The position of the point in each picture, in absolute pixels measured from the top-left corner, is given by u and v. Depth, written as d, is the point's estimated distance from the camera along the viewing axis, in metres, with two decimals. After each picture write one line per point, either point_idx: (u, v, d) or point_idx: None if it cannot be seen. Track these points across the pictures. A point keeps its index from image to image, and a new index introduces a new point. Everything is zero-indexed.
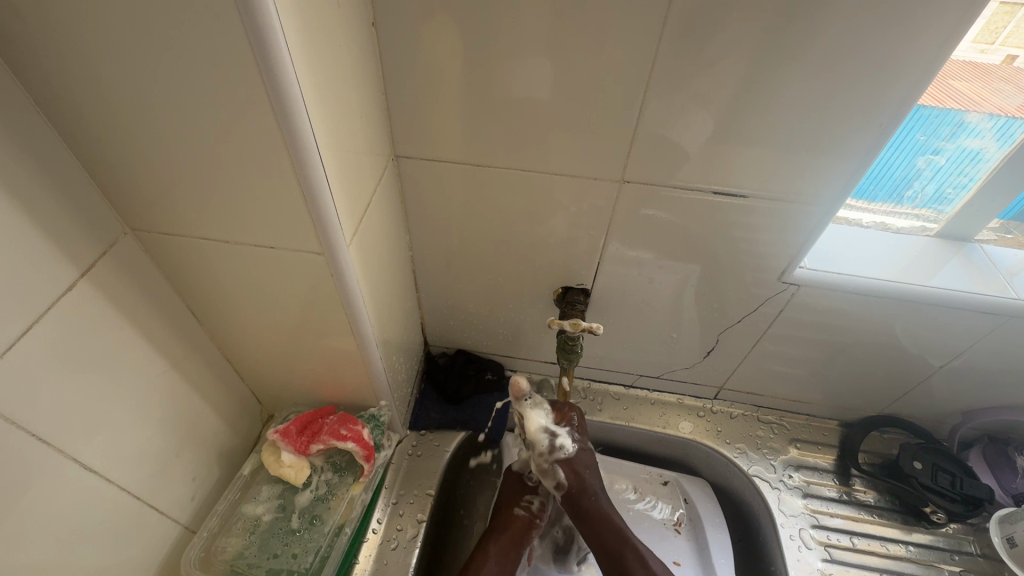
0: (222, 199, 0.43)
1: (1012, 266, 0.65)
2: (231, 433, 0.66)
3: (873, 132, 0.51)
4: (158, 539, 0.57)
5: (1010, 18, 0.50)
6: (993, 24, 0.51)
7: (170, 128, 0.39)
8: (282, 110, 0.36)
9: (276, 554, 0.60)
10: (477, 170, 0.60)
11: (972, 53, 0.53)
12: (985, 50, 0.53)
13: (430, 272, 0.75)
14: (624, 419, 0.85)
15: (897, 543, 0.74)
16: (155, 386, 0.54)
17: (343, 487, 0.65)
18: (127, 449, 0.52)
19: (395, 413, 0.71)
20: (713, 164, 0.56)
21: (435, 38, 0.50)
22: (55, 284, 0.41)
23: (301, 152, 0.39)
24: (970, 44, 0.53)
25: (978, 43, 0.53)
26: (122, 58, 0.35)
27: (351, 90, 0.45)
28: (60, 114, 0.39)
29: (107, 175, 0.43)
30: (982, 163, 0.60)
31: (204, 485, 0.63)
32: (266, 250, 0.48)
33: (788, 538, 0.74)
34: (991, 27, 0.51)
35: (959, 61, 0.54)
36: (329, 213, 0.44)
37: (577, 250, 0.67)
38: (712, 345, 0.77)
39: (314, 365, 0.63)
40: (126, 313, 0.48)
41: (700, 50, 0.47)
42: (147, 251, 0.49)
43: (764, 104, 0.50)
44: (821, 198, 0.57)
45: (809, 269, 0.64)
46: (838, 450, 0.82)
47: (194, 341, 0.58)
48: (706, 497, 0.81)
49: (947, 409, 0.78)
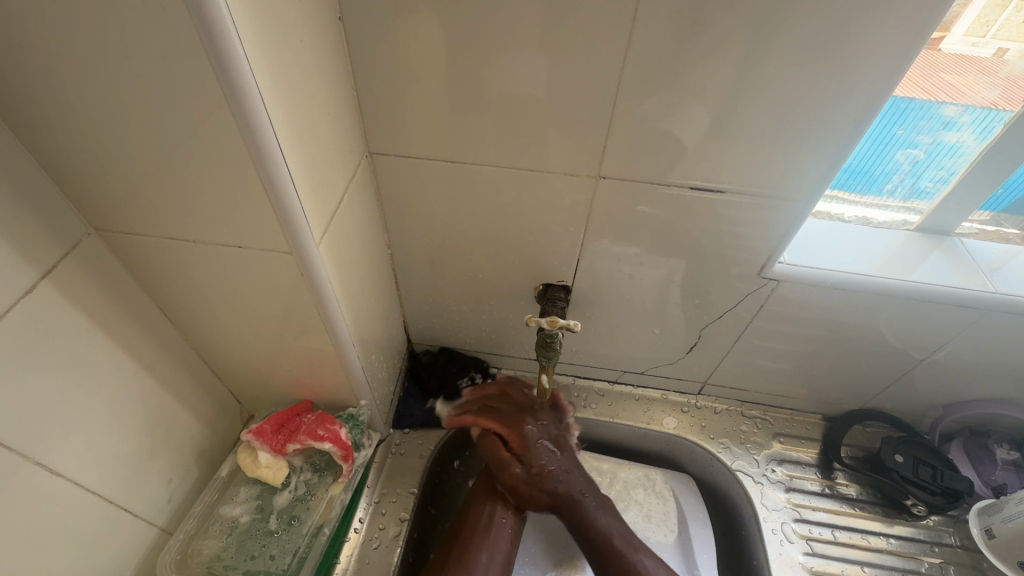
0: (188, 199, 0.43)
1: (992, 261, 0.65)
2: (208, 434, 0.66)
3: (849, 125, 0.50)
4: (134, 542, 0.56)
5: (1001, 10, 0.51)
6: (986, 17, 0.52)
7: (129, 126, 0.38)
8: (242, 106, 0.36)
9: (254, 555, 0.59)
10: (454, 166, 0.59)
11: (963, 47, 0.54)
12: (976, 43, 0.53)
13: (411, 269, 0.74)
14: (609, 415, 0.86)
15: (879, 535, 0.75)
16: (126, 389, 0.53)
17: (322, 487, 0.64)
18: (99, 453, 0.51)
19: (376, 411, 0.70)
20: (690, 159, 0.55)
21: (405, 33, 0.49)
22: (14, 287, 0.40)
23: (263, 150, 0.38)
24: (962, 37, 0.53)
25: (969, 36, 0.53)
26: (75, 55, 0.34)
27: (317, 86, 0.44)
28: (13, 111, 0.37)
29: (65, 173, 0.42)
30: (961, 156, 0.60)
31: (181, 488, 0.62)
32: (234, 249, 0.47)
33: (770, 531, 0.74)
34: (983, 20, 0.52)
35: (952, 54, 0.54)
36: (297, 212, 0.43)
37: (557, 246, 0.67)
38: (695, 340, 0.77)
39: (290, 364, 0.62)
40: (92, 315, 0.48)
41: (674, 44, 0.47)
42: (114, 252, 0.48)
43: (740, 98, 0.50)
44: (798, 191, 0.56)
45: (788, 264, 0.64)
46: (821, 443, 0.82)
47: (167, 342, 0.57)
48: (690, 493, 0.81)
49: (928, 402, 0.78)
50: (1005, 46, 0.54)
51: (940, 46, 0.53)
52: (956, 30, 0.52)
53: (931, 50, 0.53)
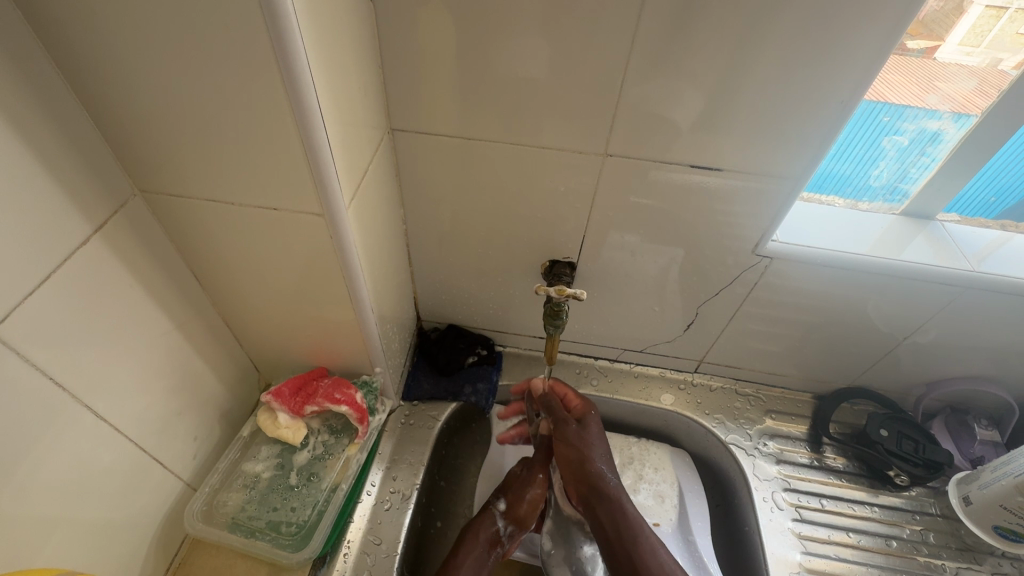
0: (230, 163, 0.46)
1: (980, 250, 0.68)
2: (230, 397, 0.69)
3: (835, 109, 0.54)
4: (162, 494, 0.59)
5: (994, 22, 0.55)
6: (979, 28, 0.55)
7: (182, 88, 0.41)
8: (287, 75, 0.39)
9: (276, 507, 0.63)
10: (470, 144, 0.63)
11: (956, 57, 0.57)
12: (971, 53, 0.57)
13: (423, 245, 0.77)
14: (609, 391, 0.89)
15: (864, 504, 0.78)
16: (159, 347, 0.56)
17: (339, 447, 0.68)
18: (134, 405, 0.54)
19: (389, 379, 0.73)
20: (693, 142, 0.59)
21: (430, 15, 0.53)
22: (68, 240, 0.44)
23: (304, 118, 0.42)
24: (958, 47, 0.57)
25: (964, 46, 0.56)
26: (137, 21, 0.37)
27: (351, 61, 0.48)
28: (75, 75, 0.41)
29: (117, 136, 0.45)
30: (942, 143, 0.64)
31: (204, 446, 0.65)
32: (267, 212, 0.50)
33: (761, 500, 0.78)
34: (977, 30, 0.55)
35: (946, 63, 0.58)
36: (331, 177, 0.46)
37: (565, 223, 0.70)
38: (693, 318, 0.81)
39: (311, 331, 0.66)
40: (133, 272, 0.51)
41: (681, 30, 0.50)
42: (153, 214, 0.52)
43: (740, 82, 0.53)
44: (793, 172, 0.60)
45: (781, 242, 0.68)
46: (811, 420, 0.86)
47: (196, 305, 0.60)
48: (685, 466, 0.85)
49: (913, 381, 0.82)
50: (1000, 58, 0.57)
51: (936, 54, 0.57)
52: (951, 39, 0.56)
53: (925, 58, 0.57)
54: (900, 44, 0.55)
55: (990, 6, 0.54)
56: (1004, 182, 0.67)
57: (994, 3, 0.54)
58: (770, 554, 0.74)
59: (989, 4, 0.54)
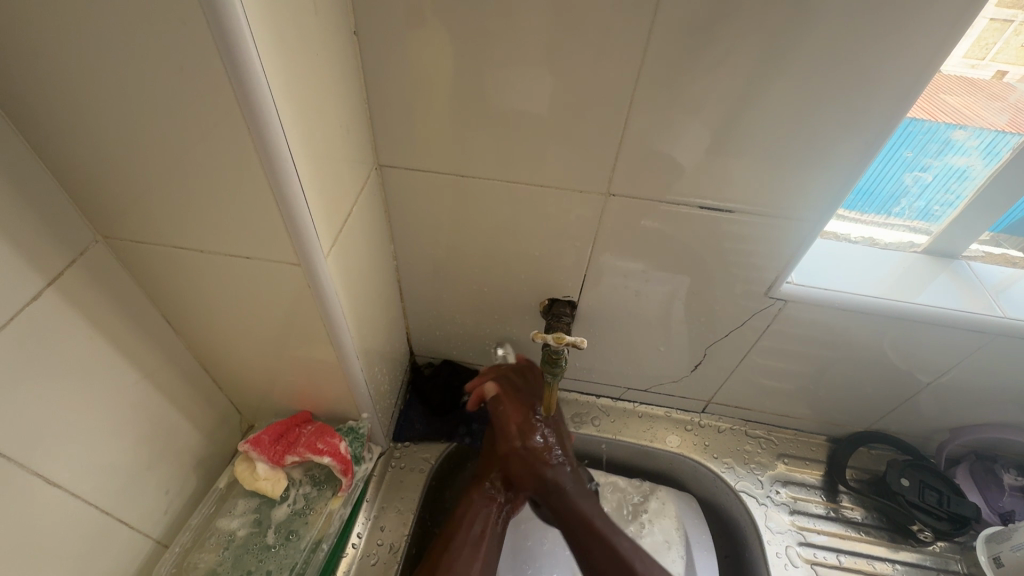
0: (199, 209, 0.42)
1: (998, 282, 0.65)
2: (208, 444, 0.65)
3: (856, 147, 0.50)
4: (129, 555, 0.55)
5: (1000, 35, 0.49)
6: (983, 41, 0.50)
7: (143, 133, 0.37)
8: (255, 119, 0.35)
9: (250, 571, 0.58)
10: (464, 181, 0.59)
11: (957, 67, 0.52)
12: (975, 65, 0.52)
13: (416, 281, 0.73)
14: (612, 431, 0.85)
15: (884, 561, 0.73)
16: (127, 398, 0.52)
17: (321, 501, 0.63)
18: (98, 462, 0.50)
19: (377, 423, 0.69)
20: (700, 179, 0.55)
21: (417, 47, 0.49)
22: (20, 294, 0.40)
23: (277, 164, 0.38)
24: (961, 59, 0.52)
25: (969, 59, 0.52)
26: (89, 64, 0.34)
27: (329, 100, 0.44)
28: (25, 118, 0.37)
29: (75, 181, 0.41)
30: (969, 180, 0.59)
31: (179, 499, 0.61)
32: (242, 260, 0.46)
33: (774, 555, 0.73)
34: (981, 43, 0.50)
35: (951, 77, 0.53)
36: (306, 223, 0.43)
37: (565, 262, 0.67)
38: (701, 358, 0.76)
39: (293, 375, 0.62)
40: (97, 322, 0.47)
41: (686, 64, 0.47)
42: (120, 260, 0.48)
43: (751, 118, 0.49)
44: (810, 211, 0.56)
45: (796, 284, 0.64)
46: (826, 465, 0.81)
47: (169, 351, 0.56)
48: (692, 513, 0.80)
49: (935, 425, 0.77)
50: (1010, 70, 0.53)
51: (938, 69, 0.52)
52: (955, 53, 0.51)
53: None
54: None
55: (996, 19, 0.48)
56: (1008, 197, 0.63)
57: (1001, 16, 0.48)
58: None
59: (995, 17, 0.48)
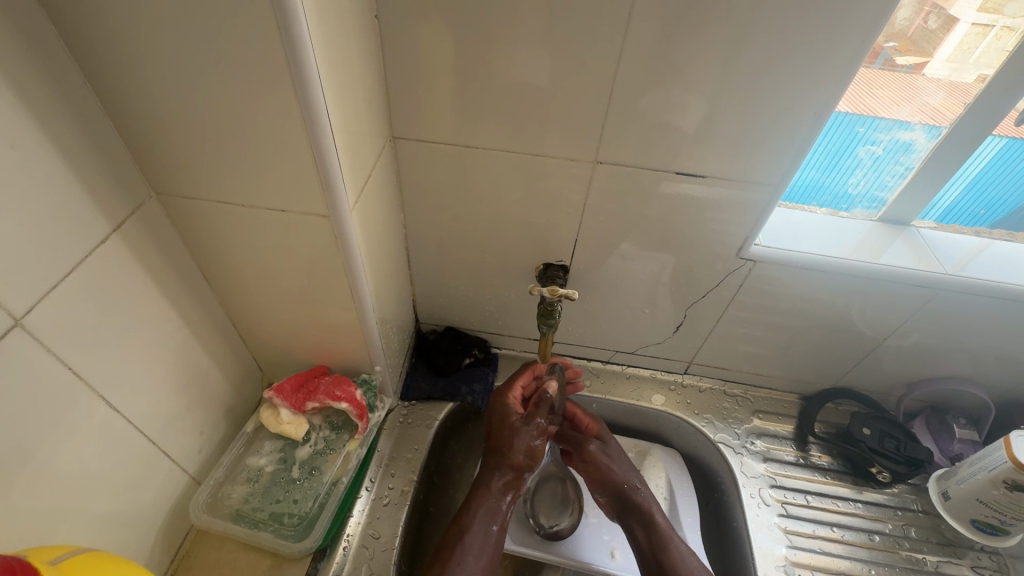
0: (242, 167, 0.49)
1: (960, 259, 0.71)
2: (234, 394, 0.71)
3: (810, 119, 0.57)
4: (169, 486, 0.61)
5: (983, 39, 0.58)
6: (966, 45, 0.59)
7: (201, 98, 0.44)
8: (300, 84, 0.42)
9: (279, 499, 0.66)
10: (468, 151, 0.66)
11: (949, 74, 0.61)
12: (958, 69, 0.60)
13: (422, 249, 0.80)
14: (602, 392, 0.92)
15: (848, 500, 0.81)
16: (170, 342, 0.58)
17: (340, 443, 0.71)
18: (146, 398, 0.56)
19: (388, 377, 0.76)
20: (677, 149, 0.62)
21: (430, 30, 0.56)
22: (91, 237, 0.46)
23: (316, 126, 0.45)
24: (945, 62, 0.61)
25: (951, 62, 0.60)
26: (162, 36, 0.40)
27: (357, 74, 0.51)
28: (101, 85, 0.44)
29: (137, 141, 0.48)
30: (914, 153, 0.67)
31: (209, 441, 0.68)
32: (276, 214, 0.53)
33: (749, 496, 0.81)
34: (963, 47, 0.59)
35: (936, 78, 0.62)
36: (337, 180, 0.49)
37: (558, 229, 0.73)
38: (682, 320, 0.83)
39: (313, 331, 0.68)
40: (148, 270, 0.53)
41: (667, 45, 0.54)
42: (168, 216, 0.54)
43: (719, 93, 0.57)
44: (770, 179, 0.64)
45: (764, 246, 0.71)
46: (797, 419, 0.89)
47: (204, 303, 0.62)
48: (676, 464, 0.88)
49: (895, 381, 0.85)
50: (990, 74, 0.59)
51: (925, 70, 0.62)
52: (938, 56, 0.60)
53: (915, 73, 0.62)
54: (890, 59, 0.60)
55: (976, 24, 0.58)
56: (994, 194, 0.70)
57: (981, 22, 0.57)
58: (757, 549, 0.76)
59: (975, 21, 0.58)
